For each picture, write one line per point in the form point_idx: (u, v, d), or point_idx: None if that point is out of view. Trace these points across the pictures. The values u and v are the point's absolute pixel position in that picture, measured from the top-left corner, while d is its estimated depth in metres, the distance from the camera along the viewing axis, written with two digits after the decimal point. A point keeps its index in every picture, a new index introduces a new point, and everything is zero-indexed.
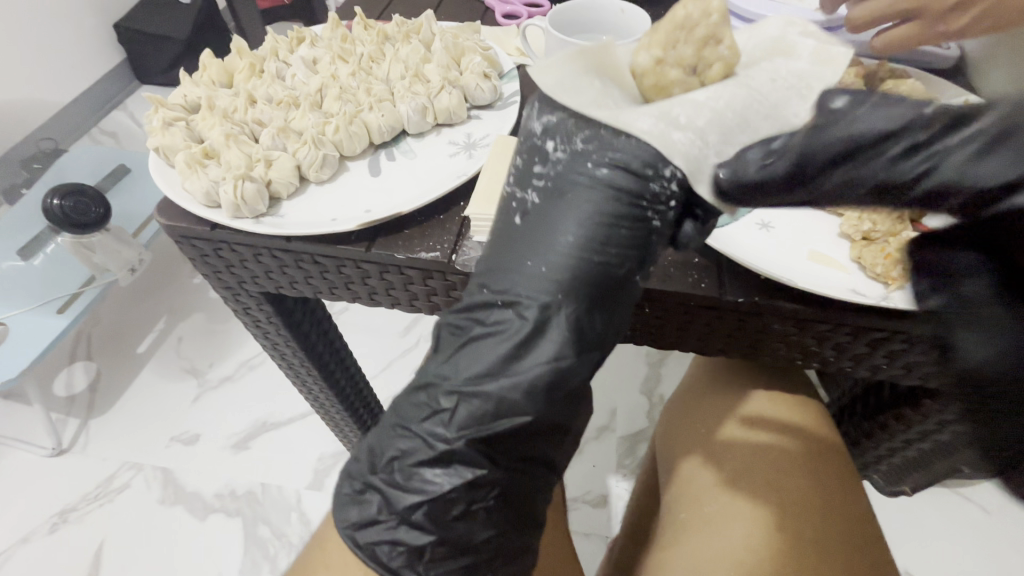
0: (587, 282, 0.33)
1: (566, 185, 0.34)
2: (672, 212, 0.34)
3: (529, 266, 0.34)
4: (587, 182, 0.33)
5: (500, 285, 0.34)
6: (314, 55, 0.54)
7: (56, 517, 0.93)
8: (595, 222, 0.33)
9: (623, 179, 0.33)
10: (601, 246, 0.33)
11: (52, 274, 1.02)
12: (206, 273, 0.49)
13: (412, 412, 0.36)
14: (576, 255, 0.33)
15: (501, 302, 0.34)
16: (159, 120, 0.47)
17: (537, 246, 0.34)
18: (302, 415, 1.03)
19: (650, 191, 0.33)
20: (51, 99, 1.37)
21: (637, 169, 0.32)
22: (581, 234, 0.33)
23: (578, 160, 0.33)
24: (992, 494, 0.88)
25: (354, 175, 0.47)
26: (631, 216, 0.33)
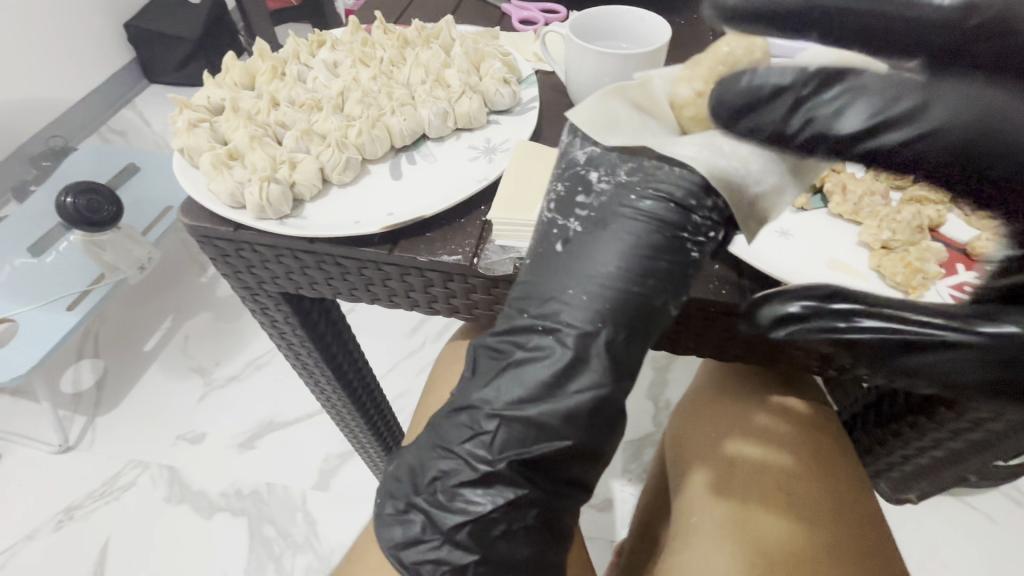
0: (627, 308, 0.35)
1: (608, 213, 0.36)
2: (711, 243, 0.36)
3: (570, 294, 0.35)
4: (629, 211, 0.35)
5: (541, 310, 0.36)
6: (335, 59, 0.55)
7: (61, 513, 0.94)
8: (636, 251, 0.35)
9: (666, 211, 0.35)
10: (643, 273, 0.35)
11: (61, 271, 1.02)
12: (226, 272, 0.49)
13: (453, 434, 0.37)
14: (615, 279, 0.35)
15: (541, 328, 0.36)
16: (185, 121, 0.48)
17: (579, 273, 0.36)
18: (308, 415, 1.04)
19: (692, 223, 0.35)
20: (60, 97, 1.38)
21: (681, 200, 0.35)
22: (623, 263, 0.35)
23: (622, 191, 0.36)
24: (999, 503, 0.88)
25: (375, 178, 0.48)
26: (672, 245, 0.35)
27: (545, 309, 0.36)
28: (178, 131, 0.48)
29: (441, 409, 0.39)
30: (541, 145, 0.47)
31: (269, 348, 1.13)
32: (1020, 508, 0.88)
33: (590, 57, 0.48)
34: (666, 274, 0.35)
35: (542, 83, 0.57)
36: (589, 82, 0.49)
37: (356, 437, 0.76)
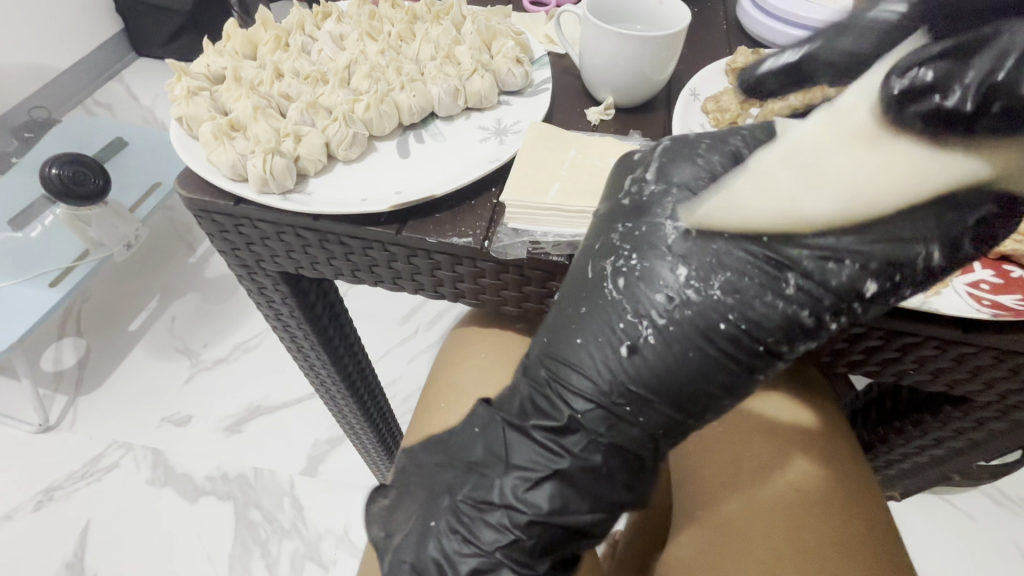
0: (674, 425, 0.34)
1: (690, 337, 0.31)
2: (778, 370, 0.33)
3: (625, 409, 0.33)
4: (712, 335, 0.31)
5: (584, 409, 0.34)
6: (341, 31, 0.53)
7: (41, 495, 0.91)
8: (706, 380, 0.32)
9: (749, 338, 0.31)
10: (704, 398, 0.33)
11: (43, 248, 0.98)
12: (224, 249, 0.47)
13: (487, 535, 0.35)
14: (669, 402, 0.33)
15: (572, 422, 0.34)
16: (183, 88, 0.46)
17: (642, 390, 0.33)
18: (298, 400, 1.02)
19: (765, 359, 0.32)
20: (42, 66, 1.33)
21: (769, 333, 0.31)
22: (687, 384, 0.32)
23: (707, 308, 0.31)
24: (981, 501, 0.90)
25: (382, 156, 0.46)
26: (742, 374, 0.32)
27: (589, 412, 0.34)
28: (176, 99, 0.46)
29: (463, 495, 0.37)
30: (554, 127, 0.45)
31: (258, 332, 1.11)
32: (999, 507, 0.89)
33: (608, 38, 0.46)
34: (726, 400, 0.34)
35: (555, 66, 0.56)
36: (604, 65, 0.48)
37: (351, 424, 0.74)
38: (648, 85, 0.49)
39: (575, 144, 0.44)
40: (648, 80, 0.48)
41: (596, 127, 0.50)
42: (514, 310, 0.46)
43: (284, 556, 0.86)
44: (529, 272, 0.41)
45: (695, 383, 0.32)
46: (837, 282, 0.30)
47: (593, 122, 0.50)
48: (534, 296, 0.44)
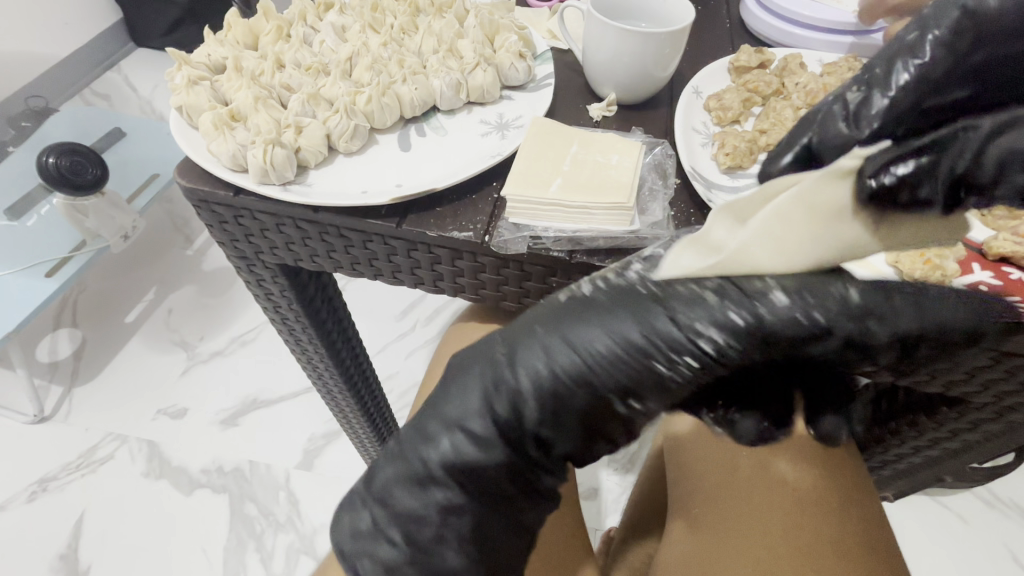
0: (610, 421, 0.34)
1: (628, 324, 0.32)
2: (688, 368, 0.32)
3: (542, 361, 0.33)
4: (650, 330, 0.32)
5: (507, 347, 0.35)
6: (343, 23, 0.53)
7: (35, 485, 0.91)
8: (642, 379, 0.32)
9: (664, 310, 0.32)
10: (634, 394, 0.33)
11: (38, 238, 0.98)
12: (223, 240, 0.47)
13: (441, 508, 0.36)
14: (603, 393, 0.33)
15: (505, 365, 0.34)
16: (184, 77, 0.46)
17: (557, 341, 0.33)
18: (295, 394, 1.02)
19: (668, 338, 0.31)
20: (41, 54, 1.32)
21: (680, 311, 0.31)
22: (599, 348, 0.32)
23: (641, 283, 0.33)
24: (972, 503, 0.90)
25: (383, 149, 0.46)
26: (644, 352, 0.32)
27: (533, 387, 0.33)
28: (176, 88, 0.46)
29: None
30: (557, 123, 0.45)
31: (255, 325, 1.10)
32: (990, 509, 0.89)
33: (612, 34, 0.46)
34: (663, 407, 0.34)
35: (558, 62, 0.56)
36: (607, 60, 0.48)
37: (349, 418, 0.74)
38: (651, 82, 0.49)
39: (578, 140, 0.44)
40: (651, 76, 0.48)
41: (599, 123, 0.50)
42: (514, 306, 0.46)
43: (279, 550, 0.86)
44: (529, 266, 0.41)
45: (632, 381, 0.32)
46: (750, 287, 0.30)
47: (596, 119, 0.50)
48: (534, 292, 0.44)
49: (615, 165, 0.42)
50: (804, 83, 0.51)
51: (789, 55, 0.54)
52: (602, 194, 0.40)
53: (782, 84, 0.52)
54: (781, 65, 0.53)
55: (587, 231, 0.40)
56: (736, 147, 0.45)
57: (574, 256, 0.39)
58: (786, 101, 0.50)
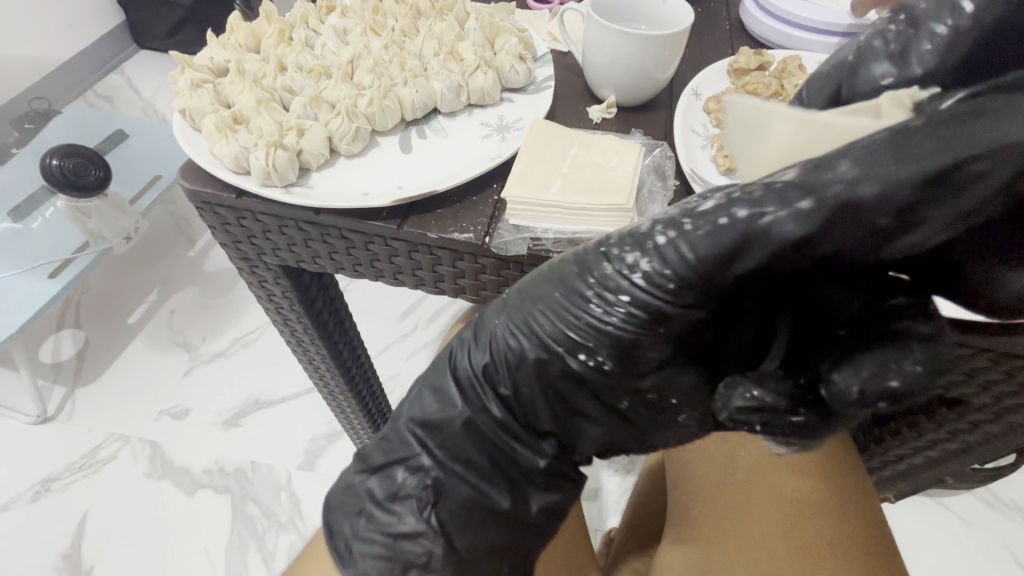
0: (571, 382, 0.36)
1: (570, 275, 0.35)
2: (627, 302, 0.32)
3: (500, 323, 0.37)
4: (586, 271, 0.34)
5: (476, 327, 0.40)
6: (345, 26, 0.53)
7: (38, 485, 0.91)
8: (588, 331, 0.34)
9: (599, 253, 0.34)
10: (585, 349, 0.34)
11: (42, 239, 0.98)
12: (225, 241, 0.47)
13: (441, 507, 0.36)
14: (554, 347, 0.35)
15: (471, 338, 0.39)
16: (187, 80, 0.46)
17: (512, 305, 0.37)
18: (296, 395, 1.02)
19: (601, 270, 0.33)
20: (44, 56, 1.32)
21: (612, 248, 0.33)
22: (544, 300, 0.35)
23: (587, 239, 0.36)
24: (974, 504, 0.90)
25: (385, 151, 0.46)
26: (579, 291, 0.34)
27: (495, 341, 0.37)
28: (180, 91, 0.46)
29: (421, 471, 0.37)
30: (557, 125, 0.46)
31: (257, 326, 1.11)
32: (992, 510, 0.89)
33: (612, 36, 0.46)
34: (619, 364, 0.34)
35: (559, 64, 0.56)
36: (607, 62, 0.48)
37: (347, 417, 0.74)
38: (650, 84, 0.49)
39: (578, 142, 0.44)
40: (651, 79, 0.49)
41: (598, 125, 0.51)
42: None
43: (280, 550, 0.87)
44: (529, 268, 0.42)
45: (580, 332, 0.34)
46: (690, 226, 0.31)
47: (596, 121, 0.51)
48: None
49: (614, 167, 0.42)
50: (803, 85, 0.51)
51: (788, 57, 0.54)
52: (601, 196, 0.40)
53: (781, 86, 0.52)
54: (780, 67, 0.53)
55: (587, 233, 0.40)
56: None
57: None
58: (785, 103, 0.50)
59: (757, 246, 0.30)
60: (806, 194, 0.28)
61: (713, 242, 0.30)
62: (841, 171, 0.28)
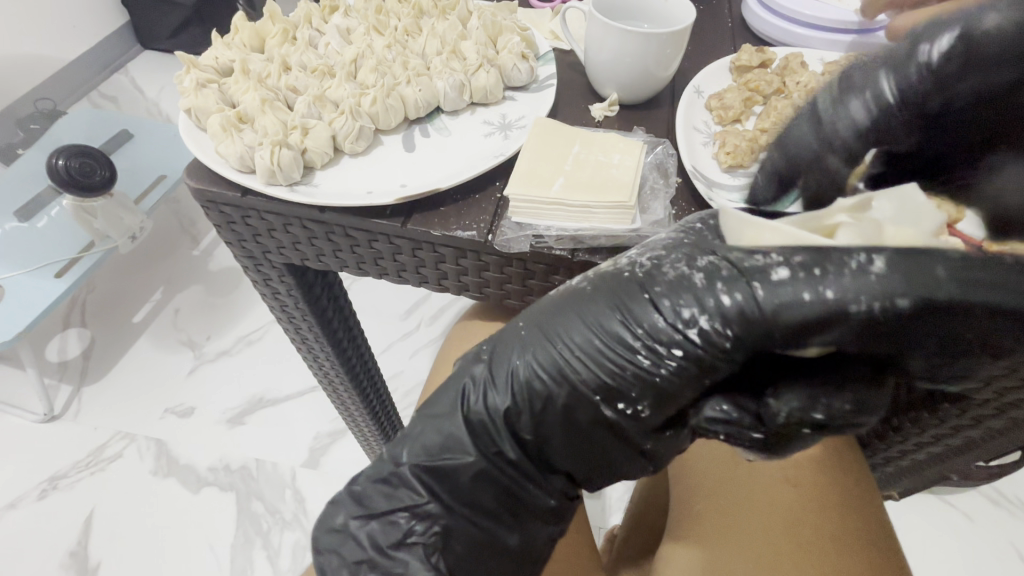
0: (601, 425, 0.34)
1: (609, 315, 0.33)
2: (676, 362, 0.31)
3: (524, 359, 0.34)
4: (633, 321, 0.32)
5: (492, 348, 0.36)
6: (348, 25, 0.54)
7: (46, 483, 0.92)
8: (631, 377, 0.32)
9: (650, 307, 0.32)
10: (623, 396, 0.33)
11: (48, 239, 0.99)
12: (230, 240, 0.48)
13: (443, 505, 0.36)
14: (587, 392, 0.33)
15: (486, 361, 0.36)
16: (192, 80, 0.46)
17: (540, 339, 0.34)
18: (300, 393, 1.03)
19: (651, 330, 0.32)
20: (50, 57, 1.33)
21: (662, 305, 0.32)
22: (580, 343, 0.33)
23: (627, 275, 0.33)
24: (978, 502, 0.90)
25: (388, 149, 0.47)
26: (625, 346, 0.32)
27: (518, 384, 0.34)
28: (185, 91, 0.47)
29: None
30: (559, 123, 0.46)
31: (261, 324, 1.11)
32: (997, 507, 0.89)
33: (614, 34, 0.46)
34: (656, 412, 0.33)
35: (561, 62, 0.56)
36: (609, 60, 0.48)
37: (354, 416, 0.75)
38: (652, 82, 0.49)
39: (580, 140, 0.44)
40: (652, 76, 0.49)
41: (600, 123, 0.51)
42: (516, 304, 0.47)
43: (285, 548, 0.87)
44: (532, 265, 0.42)
45: (619, 376, 0.33)
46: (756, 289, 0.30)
47: (598, 119, 0.51)
48: (537, 291, 0.44)
49: (616, 165, 0.42)
50: (806, 82, 0.51)
51: (790, 55, 0.54)
52: (603, 193, 0.40)
53: (783, 83, 0.52)
54: (782, 64, 0.53)
55: (589, 230, 0.40)
56: (737, 146, 0.46)
57: (576, 254, 0.40)
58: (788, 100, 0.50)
59: (839, 327, 0.28)
60: (904, 288, 0.27)
61: (787, 312, 0.29)
62: (875, 265, 0.28)
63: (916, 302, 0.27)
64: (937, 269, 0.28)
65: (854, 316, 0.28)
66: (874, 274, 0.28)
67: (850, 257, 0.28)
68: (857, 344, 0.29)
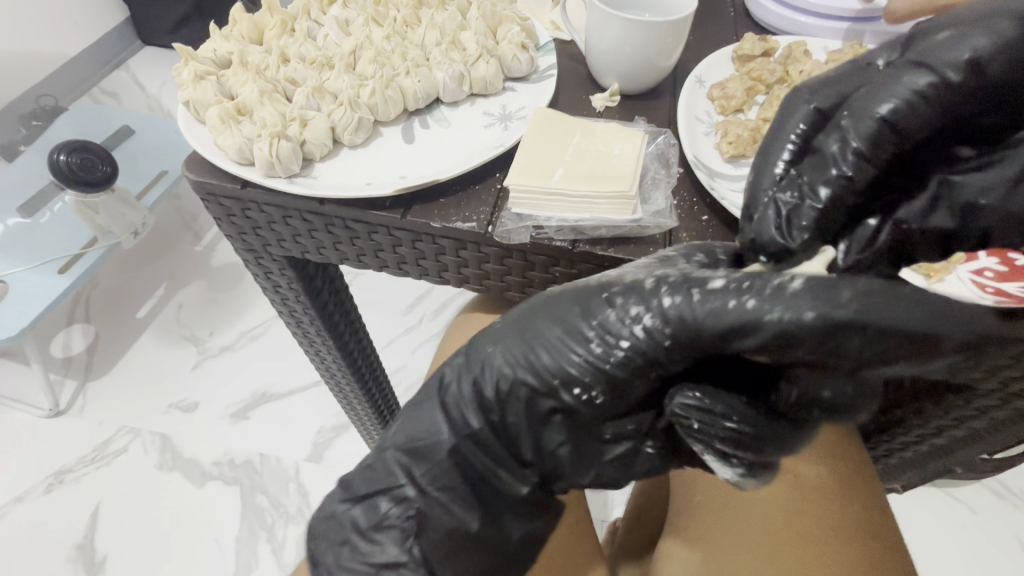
0: (556, 416, 0.35)
1: (568, 312, 0.34)
2: (626, 356, 0.32)
3: (496, 346, 0.35)
4: (594, 316, 0.33)
5: (469, 340, 0.38)
6: (347, 16, 0.53)
7: (52, 477, 0.93)
8: (584, 366, 0.33)
9: (610, 306, 0.33)
10: (578, 383, 0.33)
11: (51, 235, 0.99)
12: (230, 233, 0.48)
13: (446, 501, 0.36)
14: (550, 381, 0.34)
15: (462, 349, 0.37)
16: (191, 73, 0.46)
17: (511, 327, 0.35)
18: (303, 387, 1.03)
19: (610, 326, 0.32)
20: (51, 54, 1.33)
21: (620, 304, 0.32)
22: (547, 333, 0.34)
23: (592, 280, 0.35)
24: (982, 495, 0.90)
25: (388, 141, 0.46)
26: (585, 341, 0.33)
27: (486, 377, 0.35)
28: (184, 83, 0.46)
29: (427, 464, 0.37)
30: (559, 113, 0.45)
31: (263, 320, 1.11)
32: (1001, 500, 0.89)
33: (614, 24, 0.46)
34: (609, 399, 0.34)
35: (561, 53, 0.56)
36: (610, 49, 0.48)
37: (356, 410, 0.75)
38: (653, 72, 0.49)
39: (580, 130, 0.44)
40: (654, 66, 0.48)
41: (601, 113, 0.50)
42: (517, 296, 0.47)
43: (290, 541, 0.88)
44: (532, 256, 0.42)
45: (575, 366, 0.33)
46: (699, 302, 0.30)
47: (598, 109, 0.50)
48: (538, 282, 0.44)
49: (617, 155, 0.42)
50: (809, 70, 0.50)
51: (793, 43, 0.54)
52: (604, 183, 0.40)
53: (786, 72, 0.52)
54: (785, 53, 0.52)
55: (590, 220, 0.40)
56: (739, 136, 0.45)
57: (576, 245, 0.40)
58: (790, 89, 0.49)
59: (761, 330, 0.29)
60: (822, 301, 0.28)
61: (715, 317, 0.30)
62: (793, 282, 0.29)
63: (858, 312, 0.27)
64: (905, 285, 0.28)
65: (769, 323, 0.29)
66: (791, 290, 0.29)
67: (773, 278, 0.29)
68: (778, 348, 0.29)
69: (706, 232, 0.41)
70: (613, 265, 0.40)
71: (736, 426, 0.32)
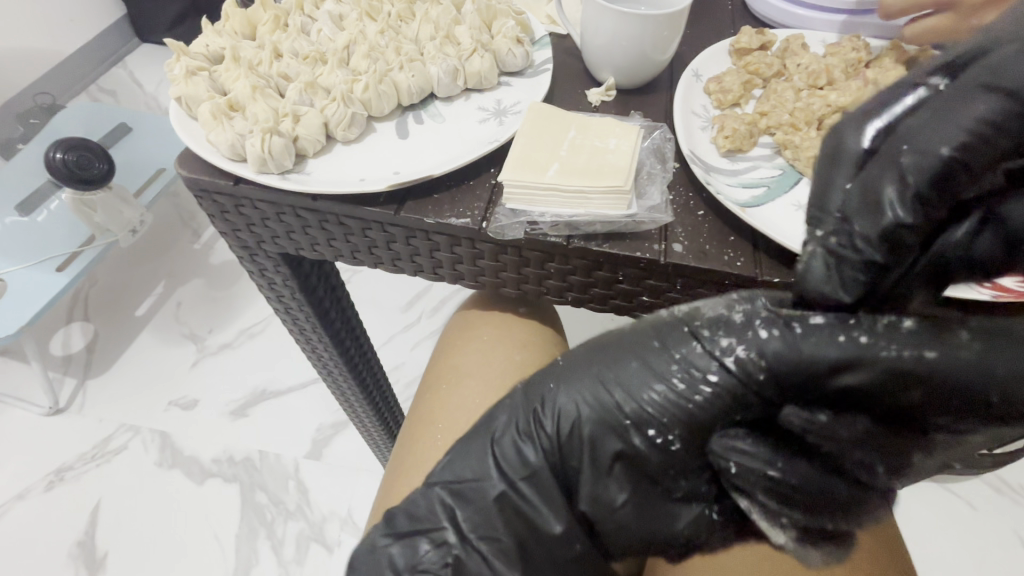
0: (625, 460, 0.35)
1: (652, 349, 0.34)
2: (714, 391, 0.32)
3: (559, 379, 0.36)
4: (669, 347, 0.34)
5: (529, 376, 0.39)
6: (340, 11, 0.53)
7: (52, 475, 0.93)
8: (668, 408, 0.33)
9: (688, 338, 0.33)
10: (655, 424, 0.33)
11: (49, 233, 0.99)
12: (225, 231, 0.47)
13: None
14: (624, 420, 0.34)
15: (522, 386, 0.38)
16: (182, 68, 0.46)
17: (577, 363, 0.36)
18: (303, 384, 1.03)
19: (692, 359, 0.33)
20: (48, 51, 1.33)
21: (701, 336, 0.33)
22: (616, 367, 0.35)
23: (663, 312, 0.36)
24: (982, 492, 0.89)
25: (381, 137, 0.46)
26: (665, 373, 0.33)
27: (559, 410, 0.35)
28: (175, 79, 0.46)
29: None
30: (554, 108, 0.45)
31: (263, 317, 1.11)
32: (1000, 496, 0.89)
33: (610, 17, 0.45)
34: (687, 446, 0.34)
35: (557, 48, 0.55)
36: (606, 44, 0.47)
37: (363, 422, 0.78)
38: (650, 66, 0.49)
39: (575, 124, 0.44)
40: (650, 60, 0.48)
41: (597, 108, 0.50)
42: (513, 293, 0.47)
43: (290, 537, 0.88)
44: (527, 252, 0.42)
45: (657, 407, 0.33)
46: (802, 346, 0.30)
47: (595, 104, 0.50)
48: (533, 279, 0.44)
49: (612, 149, 0.42)
50: (808, 63, 0.50)
51: (791, 37, 0.53)
52: (598, 178, 0.39)
53: (783, 66, 0.51)
54: (782, 46, 0.52)
55: (584, 215, 0.39)
56: (735, 130, 0.45)
57: (571, 241, 0.39)
58: (788, 82, 0.49)
59: (866, 372, 0.29)
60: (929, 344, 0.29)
61: (820, 353, 0.30)
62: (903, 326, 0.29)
63: (940, 356, 0.29)
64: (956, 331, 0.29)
65: (883, 360, 0.29)
66: (904, 330, 0.29)
67: (879, 315, 0.30)
68: (882, 395, 0.30)
69: (703, 226, 0.41)
70: (608, 260, 0.40)
71: (778, 474, 0.32)
